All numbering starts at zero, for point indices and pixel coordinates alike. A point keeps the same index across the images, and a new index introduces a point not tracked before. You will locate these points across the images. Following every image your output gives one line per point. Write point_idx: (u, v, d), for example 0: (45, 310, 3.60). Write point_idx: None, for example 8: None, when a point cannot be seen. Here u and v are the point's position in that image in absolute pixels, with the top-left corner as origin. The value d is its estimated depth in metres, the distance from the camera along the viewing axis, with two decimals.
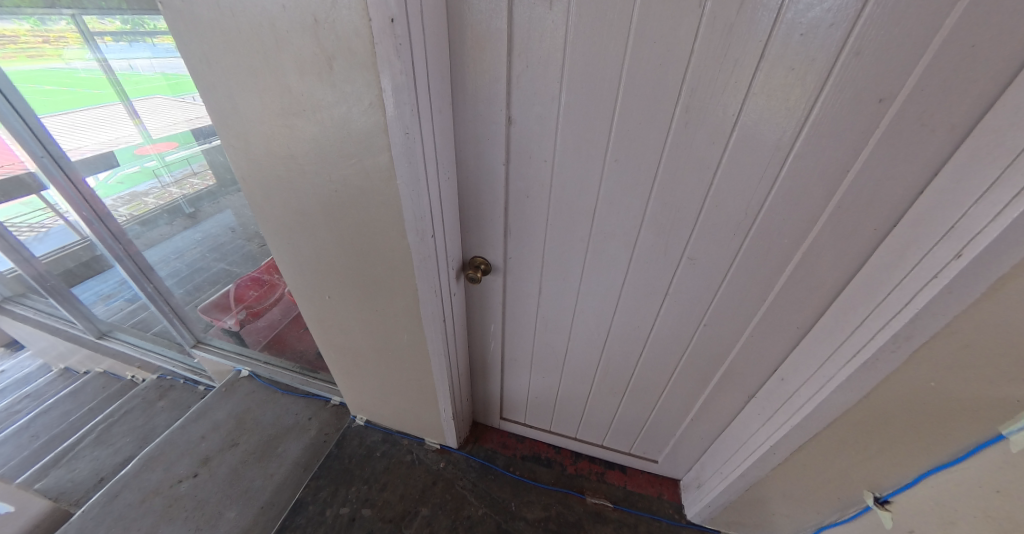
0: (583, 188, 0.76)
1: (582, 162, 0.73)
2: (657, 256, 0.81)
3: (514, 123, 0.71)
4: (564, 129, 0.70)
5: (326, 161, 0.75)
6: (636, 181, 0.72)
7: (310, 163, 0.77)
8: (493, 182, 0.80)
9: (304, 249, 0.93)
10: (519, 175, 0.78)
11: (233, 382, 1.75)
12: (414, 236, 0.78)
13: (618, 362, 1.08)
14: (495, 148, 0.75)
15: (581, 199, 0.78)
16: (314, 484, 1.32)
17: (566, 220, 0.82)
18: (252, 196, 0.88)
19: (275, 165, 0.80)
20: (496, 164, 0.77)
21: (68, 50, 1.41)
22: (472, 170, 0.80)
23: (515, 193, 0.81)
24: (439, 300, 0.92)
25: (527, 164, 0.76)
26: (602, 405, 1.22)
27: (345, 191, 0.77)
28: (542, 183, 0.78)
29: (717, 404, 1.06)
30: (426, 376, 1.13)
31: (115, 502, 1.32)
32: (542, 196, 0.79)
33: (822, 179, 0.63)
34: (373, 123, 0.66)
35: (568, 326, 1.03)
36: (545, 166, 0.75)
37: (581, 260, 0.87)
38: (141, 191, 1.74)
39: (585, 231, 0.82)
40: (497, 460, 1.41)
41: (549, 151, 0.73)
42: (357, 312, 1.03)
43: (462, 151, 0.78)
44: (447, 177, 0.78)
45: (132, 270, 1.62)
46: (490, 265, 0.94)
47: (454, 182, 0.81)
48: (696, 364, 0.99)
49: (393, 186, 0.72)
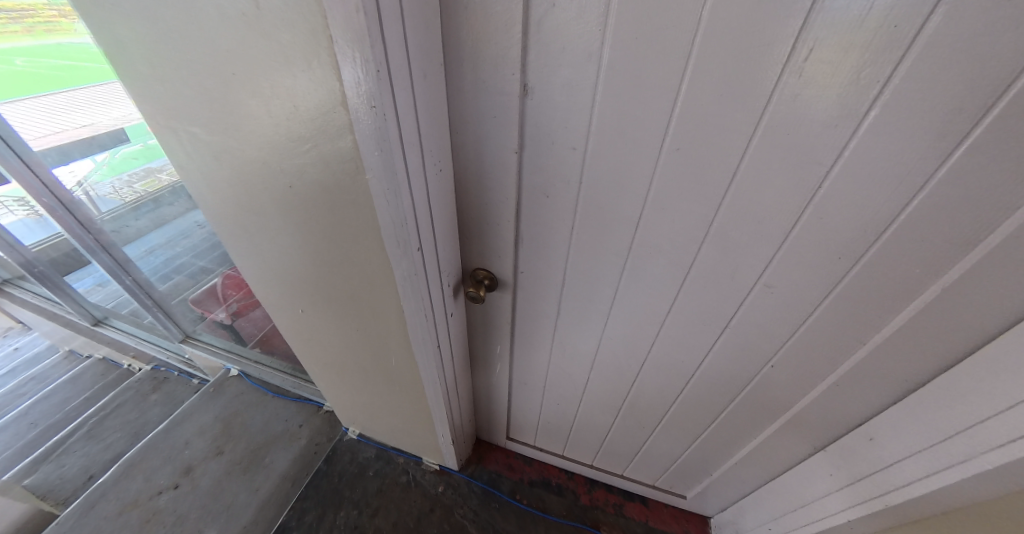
0: (626, 185, 0.55)
1: (627, 149, 0.51)
2: (722, 279, 0.61)
3: (530, 92, 0.50)
4: (605, 105, 0.48)
5: (278, 146, 0.55)
6: (705, 179, 0.51)
7: (261, 151, 0.57)
8: (501, 175, 0.59)
9: (269, 255, 0.75)
10: (538, 165, 0.56)
11: (222, 381, 1.63)
12: (395, 248, 0.59)
13: (652, 395, 0.88)
14: (503, 127, 0.54)
15: (624, 202, 0.56)
16: (300, 506, 1.20)
17: (598, 230, 0.61)
18: (203, 193, 0.69)
19: (218, 154, 0.60)
20: (505, 150, 0.56)
21: (67, 26, 1.08)
22: (474, 156, 0.59)
23: (532, 191, 0.60)
24: (431, 322, 0.74)
25: (548, 152, 0.55)
26: (627, 436, 1.04)
27: (309, 184, 0.57)
28: (569, 178, 0.56)
29: (770, 452, 0.87)
30: (419, 401, 0.96)
31: (91, 513, 1.20)
32: (568, 196, 0.59)
33: (1007, 183, 0.41)
34: (327, 94, 0.46)
35: (591, 352, 0.84)
36: (573, 154, 0.54)
37: (617, 279, 0.67)
38: (156, 167, 1.58)
39: (624, 244, 0.62)
40: (502, 484, 1.26)
41: (581, 132, 0.51)
42: (336, 329, 0.86)
43: (459, 130, 0.57)
44: (442, 167, 0.57)
45: (109, 264, 1.48)
46: (495, 279, 0.75)
47: (450, 173, 0.60)
48: (751, 408, 0.80)
49: (365, 178, 0.52)
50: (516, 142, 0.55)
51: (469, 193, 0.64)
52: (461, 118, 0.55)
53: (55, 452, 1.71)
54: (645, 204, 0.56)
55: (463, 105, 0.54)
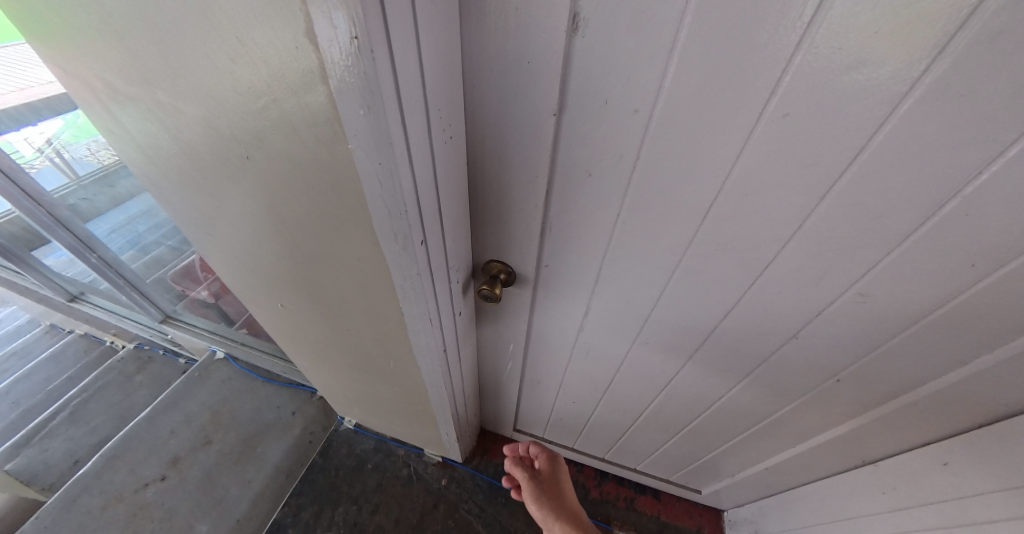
0: (702, 165, 0.41)
1: (715, 116, 0.36)
2: (805, 286, 0.48)
3: (583, 29, 0.34)
4: (693, 51, 0.33)
5: (226, 112, 0.39)
6: (819, 160, 0.37)
7: (204, 119, 0.41)
8: (530, 148, 0.45)
9: (241, 244, 0.60)
10: (582, 135, 0.42)
11: (208, 365, 1.53)
12: (391, 244, 0.45)
13: (684, 402, 0.79)
14: (537, 83, 0.39)
15: (693, 187, 0.43)
16: (296, 503, 1.13)
17: (651, 223, 0.48)
18: (143, 167, 0.53)
19: (148, 118, 0.44)
20: (537, 116, 0.41)
21: None
22: (494, 122, 0.43)
23: (570, 170, 0.45)
24: (437, 327, 0.61)
25: (599, 118, 0.40)
26: (647, 437, 0.97)
27: (277, 169, 0.43)
28: (623, 154, 0.42)
29: (807, 461, 0.79)
30: (421, 403, 0.86)
31: (74, 507, 1.12)
32: (618, 177, 0.44)
33: None
34: (289, 23, 0.29)
35: (619, 356, 0.73)
36: (634, 122, 0.39)
37: (665, 279, 0.55)
38: None
39: (683, 239, 0.49)
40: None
41: (650, 91, 0.36)
42: (324, 327, 0.73)
43: (474, 86, 0.41)
44: (452, 137, 0.42)
45: (70, 241, 1.32)
46: (513, 275, 0.63)
47: (461, 144, 0.45)
48: (799, 421, 0.71)
49: (347, 156, 0.37)
50: (555, 103, 0.40)
51: (484, 171, 0.49)
52: (479, 68, 0.39)
53: (37, 436, 1.63)
54: (722, 191, 0.42)
55: (480, 49, 0.38)
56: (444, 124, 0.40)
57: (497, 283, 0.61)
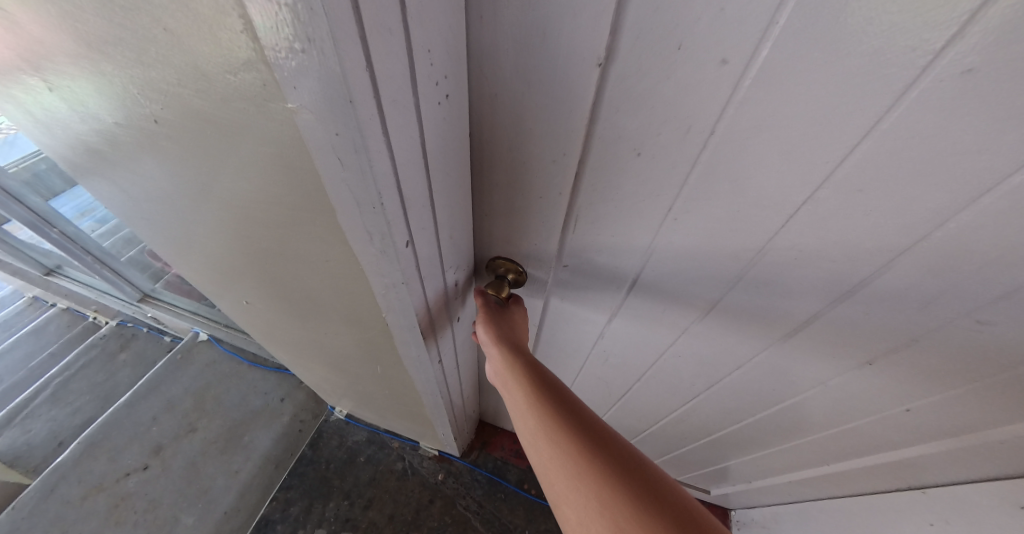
0: (809, 145, 0.28)
1: (853, 72, 0.24)
2: (911, 310, 0.37)
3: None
4: None
5: (115, 56, 0.26)
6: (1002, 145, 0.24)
7: (84, 67, 0.28)
8: (558, 114, 0.32)
9: (188, 231, 0.48)
10: (638, 97, 0.29)
11: (191, 347, 1.44)
12: (365, 246, 0.33)
13: (709, 415, 0.70)
14: (579, 13, 0.25)
15: (787, 175, 0.31)
16: (284, 497, 1.08)
17: (712, 220, 0.36)
18: (36, 132, 0.40)
19: (11, 66, 0.31)
20: (573, 66, 0.28)
21: None
22: (509, 75, 0.30)
23: (613, 147, 0.33)
24: (430, 338, 0.51)
25: (668, 73, 0.27)
26: (660, 441, 0.89)
27: (199, 140, 0.30)
28: (693, 126, 0.30)
29: (840, 478, 0.72)
30: (416, 404, 0.78)
31: (50, 499, 1.06)
32: (680, 158, 0.32)
33: None
34: None
35: (641, 366, 0.64)
36: (720, 79, 0.26)
37: (717, 288, 0.44)
38: None
39: (754, 242, 0.37)
40: (509, 473, 1.14)
41: (758, 28, 0.23)
42: (302, 326, 0.63)
43: (482, 18, 0.28)
44: (449, 97, 0.29)
45: (26, 216, 1.15)
46: (523, 275, 0.50)
47: (462, 107, 0.32)
48: (845, 445, 0.62)
49: (289, 123, 0.25)
50: (603, 47, 0.27)
51: (493, 144, 0.37)
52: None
53: (18, 416, 1.56)
54: (830, 183, 0.30)
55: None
56: (438, 75, 0.27)
57: (499, 286, 0.49)
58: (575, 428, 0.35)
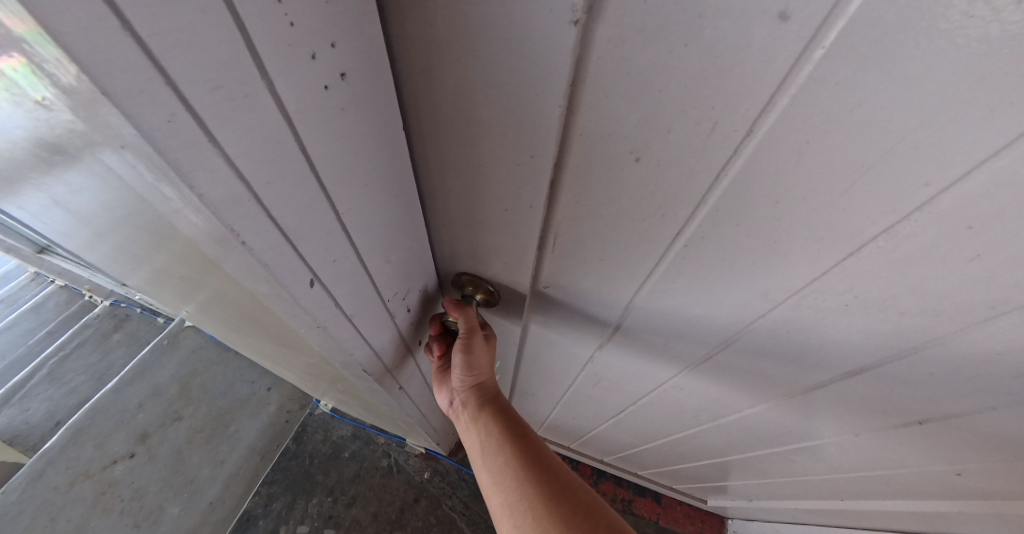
0: (905, 158, 0.18)
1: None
2: (1003, 377, 0.27)
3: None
4: None
5: None
6: None
7: None
8: (520, 100, 0.22)
9: (86, 241, 0.39)
10: (640, 76, 0.19)
11: (176, 332, 1.38)
12: (256, 282, 0.24)
13: (714, 442, 0.62)
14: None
15: (860, 198, 0.20)
16: (267, 492, 1.10)
17: (739, 249, 0.26)
18: None
19: None
20: (537, 27, 0.18)
21: None
22: (444, 42, 0.20)
23: (601, 150, 0.23)
24: (384, 368, 0.42)
25: (692, 34, 0.17)
26: (657, 456, 0.82)
27: (38, 185, 0.27)
28: (722, 121, 0.19)
29: (859, 517, 0.64)
30: (387, 415, 0.71)
31: (38, 484, 1.00)
32: (698, 168, 0.22)
33: None
34: None
35: (638, 392, 0.55)
36: (776, 47, 0.16)
37: (734, 328, 0.34)
38: None
39: (791, 281, 0.27)
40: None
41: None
42: (255, 338, 0.56)
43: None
44: (349, 77, 0.19)
45: None
46: (494, 296, 0.42)
47: (384, 87, 0.22)
48: (873, 489, 0.53)
49: (95, 166, 0.21)
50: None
51: (436, 140, 0.27)
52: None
53: (16, 395, 1.56)
54: (929, 213, 0.20)
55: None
56: (318, 41, 0.17)
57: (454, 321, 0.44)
58: (537, 469, 0.38)
